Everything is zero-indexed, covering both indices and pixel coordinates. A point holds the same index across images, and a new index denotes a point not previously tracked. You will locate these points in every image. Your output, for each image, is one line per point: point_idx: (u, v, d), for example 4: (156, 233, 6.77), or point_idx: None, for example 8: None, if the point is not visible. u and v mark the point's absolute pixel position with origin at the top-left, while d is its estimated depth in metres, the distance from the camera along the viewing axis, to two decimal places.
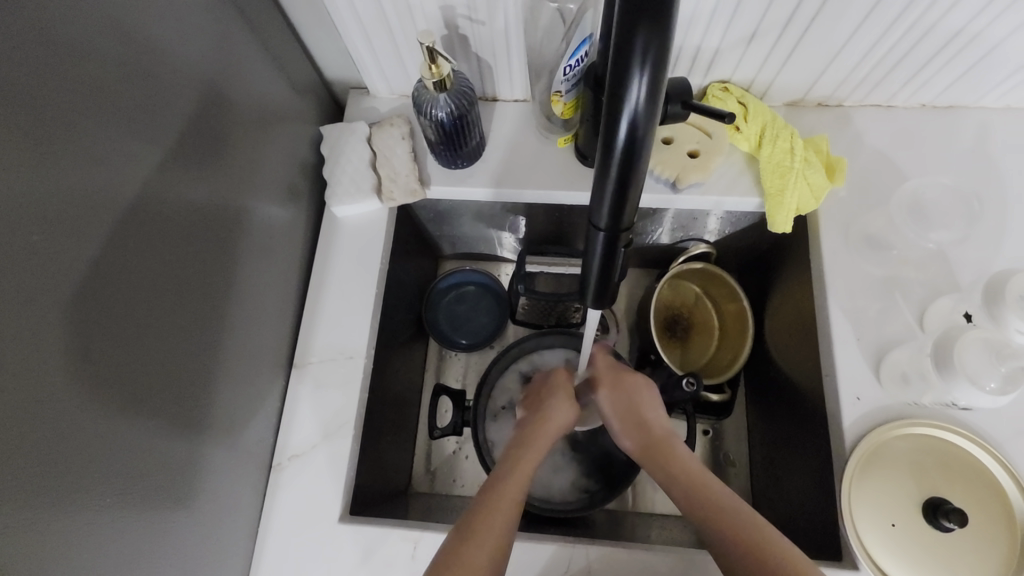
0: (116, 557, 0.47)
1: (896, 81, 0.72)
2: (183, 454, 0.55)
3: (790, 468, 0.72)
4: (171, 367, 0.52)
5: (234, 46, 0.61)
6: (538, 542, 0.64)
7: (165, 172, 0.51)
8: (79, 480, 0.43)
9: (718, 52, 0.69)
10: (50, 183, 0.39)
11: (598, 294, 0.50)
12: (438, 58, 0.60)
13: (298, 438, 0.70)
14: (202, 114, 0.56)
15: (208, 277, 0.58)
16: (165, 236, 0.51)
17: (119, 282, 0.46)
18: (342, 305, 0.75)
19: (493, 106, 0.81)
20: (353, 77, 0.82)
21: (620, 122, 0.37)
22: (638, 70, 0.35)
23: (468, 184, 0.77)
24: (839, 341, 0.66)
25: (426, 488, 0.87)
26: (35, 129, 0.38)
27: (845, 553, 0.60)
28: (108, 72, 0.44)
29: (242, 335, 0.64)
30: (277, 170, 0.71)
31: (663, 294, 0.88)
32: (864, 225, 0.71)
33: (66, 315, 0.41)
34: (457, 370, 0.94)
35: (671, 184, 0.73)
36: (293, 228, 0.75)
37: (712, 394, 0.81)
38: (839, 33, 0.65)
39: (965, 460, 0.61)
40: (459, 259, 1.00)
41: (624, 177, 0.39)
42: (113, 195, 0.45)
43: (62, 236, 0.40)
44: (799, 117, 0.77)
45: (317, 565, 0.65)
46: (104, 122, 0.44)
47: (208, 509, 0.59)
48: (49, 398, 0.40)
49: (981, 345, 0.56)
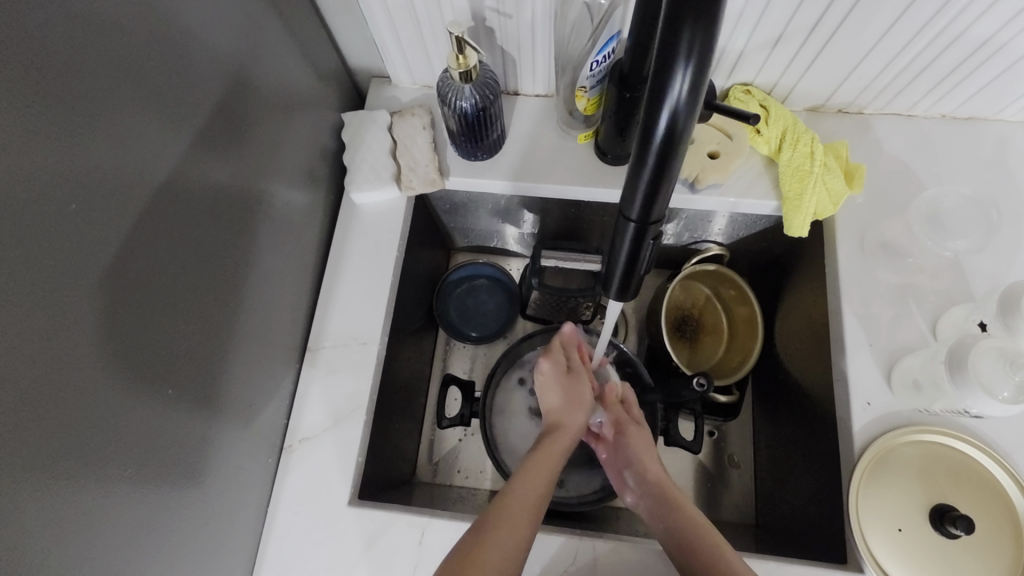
0: (128, 529, 0.47)
1: (918, 91, 0.72)
2: (197, 431, 0.55)
3: (795, 471, 0.73)
4: (189, 343, 0.53)
5: (263, 30, 0.61)
6: (543, 533, 0.64)
7: (193, 151, 0.51)
8: (100, 450, 0.43)
9: (743, 54, 0.69)
10: (84, 157, 0.40)
11: (622, 286, 0.51)
12: (466, 48, 0.60)
13: (309, 422, 0.70)
14: (228, 95, 0.56)
15: (229, 256, 0.58)
16: (189, 212, 0.51)
17: (144, 255, 0.46)
18: (356, 291, 0.76)
19: (515, 100, 0.81)
20: (376, 66, 0.82)
21: (661, 115, 0.37)
22: (682, 64, 0.35)
23: (486, 176, 0.78)
24: (852, 346, 0.66)
25: (430, 478, 0.87)
26: (69, 98, 0.38)
27: (849, 556, 0.61)
28: (140, 47, 0.44)
29: (258, 316, 0.64)
30: (298, 155, 0.71)
31: (675, 295, 0.88)
32: (880, 232, 0.71)
33: (93, 284, 0.41)
34: (465, 363, 0.94)
35: (690, 184, 0.74)
36: (311, 214, 0.75)
37: (720, 396, 0.81)
38: (864, 41, 0.65)
39: (973, 469, 0.62)
40: (471, 252, 1.01)
41: (659, 171, 0.39)
42: (143, 170, 0.45)
43: (94, 210, 0.41)
44: (820, 122, 0.78)
45: (323, 550, 0.65)
46: (135, 98, 0.44)
47: (218, 487, 0.59)
48: (74, 367, 0.40)
49: (994, 354, 0.56)
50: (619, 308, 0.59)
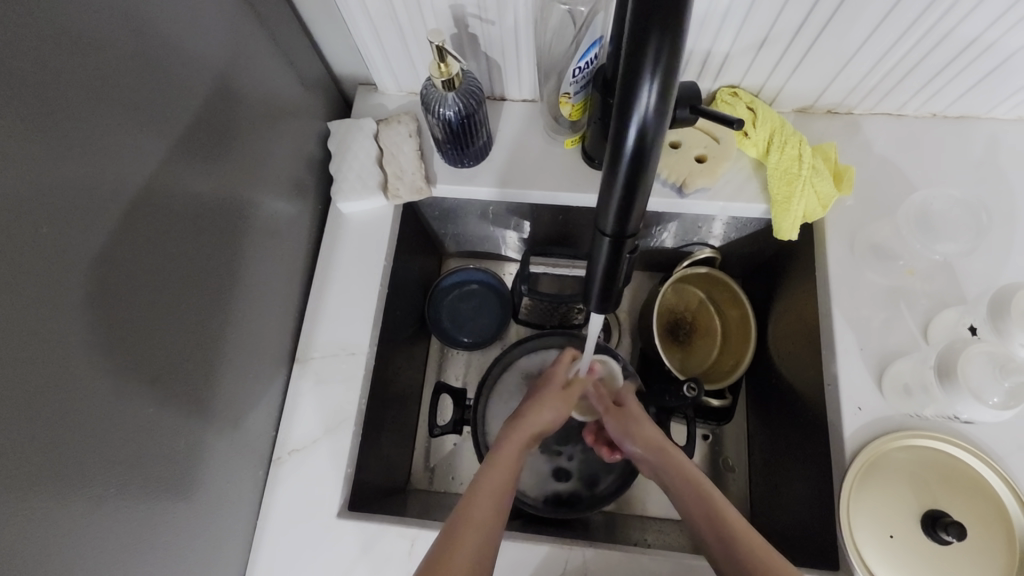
0: (115, 547, 0.47)
1: (907, 91, 0.71)
2: (184, 445, 0.55)
3: (789, 476, 0.72)
4: (174, 358, 0.53)
5: (245, 42, 0.61)
6: (534, 543, 0.64)
7: (173, 163, 0.51)
8: (83, 470, 0.43)
9: (729, 56, 0.69)
10: (59, 176, 0.40)
11: (602, 298, 0.51)
12: (448, 57, 0.60)
13: (299, 433, 0.70)
14: (210, 107, 0.56)
15: (212, 267, 0.58)
16: (170, 226, 0.51)
17: (124, 272, 0.46)
18: (345, 300, 0.75)
19: (501, 105, 0.81)
20: (362, 74, 0.82)
21: (630, 129, 0.37)
22: (649, 76, 0.35)
23: (474, 183, 0.77)
24: (843, 350, 0.66)
25: (425, 486, 0.87)
26: (43, 121, 0.38)
27: (842, 562, 0.60)
28: (117, 62, 0.44)
29: (246, 327, 0.64)
30: (284, 165, 0.71)
31: (666, 297, 0.88)
32: (871, 234, 0.70)
33: (72, 306, 0.41)
34: (459, 369, 0.94)
35: (678, 189, 0.73)
36: (298, 223, 0.75)
37: (713, 400, 0.80)
38: (851, 41, 0.64)
39: (965, 473, 0.61)
40: (463, 257, 1.00)
41: (632, 184, 0.39)
42: (120, 186, 0.45)
43: (68, 229, 0.40)
44: (809, 123, 0.77)
45: (316, 561, 0.65)
46: (112, 115, 0.44)
47: (207, 501, 0.59)
48: (51, 389, 0.40)
49: (984, 359, 0.56)
50: (602, 316, 0.59)
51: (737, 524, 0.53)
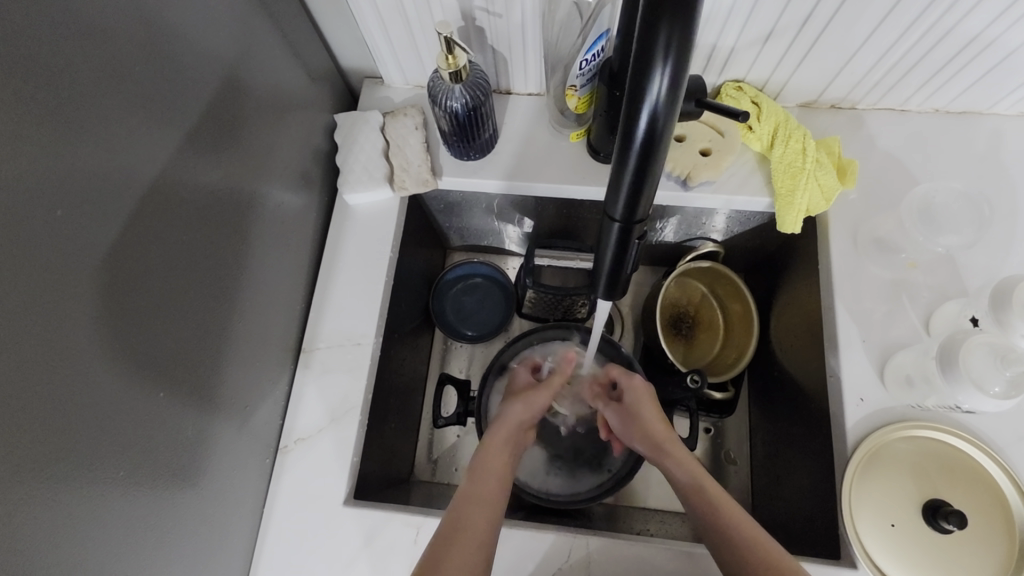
0: (122, 531, 0.47)
1: (910, 86, 0.72)
2: (191, 432, 0.55)
3: (791, 468, 0.73)
4: (182, 346, 0.53)
5: (253, 34, 0.61)
6: (538, 532, 0.65)
7: (182, 153, 0.51)
8: (93, 453, 0.43)
9: (734, 51, 0.69)
10: (71, 163, 0.40)
11: (610, 285, 0.51)
12: (456, 49, 0.60)
13: (305, 422, 0.71)
14: (219, 97, 0.56)
15: (220, 256, 0.58)
16: (179, 214, 0.52)
17: (134, 260, 0.46)
18: (350, 291, 0.76)
19: (507, 99, 0.81)
20: (369, 67, 0.82)
21: (641, 117, 0.37)
22: (660, 63, 0.35)
23: (479, 176, 0.78)
24: (845, 342, 0.66)
25: (428, 477, 0.88)
26: (57, 108, 0.39)
27: (844, 552, 0.60)
28: (128, 51, 0.44)
29: (253, 317, 0.64)
30: (291, 157, 0.71)
31: (669, 290, 0.88)
32: (874, 227, 0.71)
33: (83, 292, 0.41)
34: (462, 361, 0.95)
35: (682, 181, 0.74)
36: (305, 215, 0.75)
37: (715, 392, 0.81)
38: (855, 36, 0.65)
39: (966, 463, 0.62)
40: (467, 251, 1.01)
41: (641, 171, 0.40)
42: (131, 174, 0.45)
43: (80, 216, 0.41)
44: (813, 118, 0.77)
45: (320, 549, 0.66)
46: (123, 103, 0.44)
47: (213, 488, 0.59)
48: (63, 374, 0.40)
49: (985, 350, 0.57)
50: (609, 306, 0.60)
51: (735, 516, 0.53)
